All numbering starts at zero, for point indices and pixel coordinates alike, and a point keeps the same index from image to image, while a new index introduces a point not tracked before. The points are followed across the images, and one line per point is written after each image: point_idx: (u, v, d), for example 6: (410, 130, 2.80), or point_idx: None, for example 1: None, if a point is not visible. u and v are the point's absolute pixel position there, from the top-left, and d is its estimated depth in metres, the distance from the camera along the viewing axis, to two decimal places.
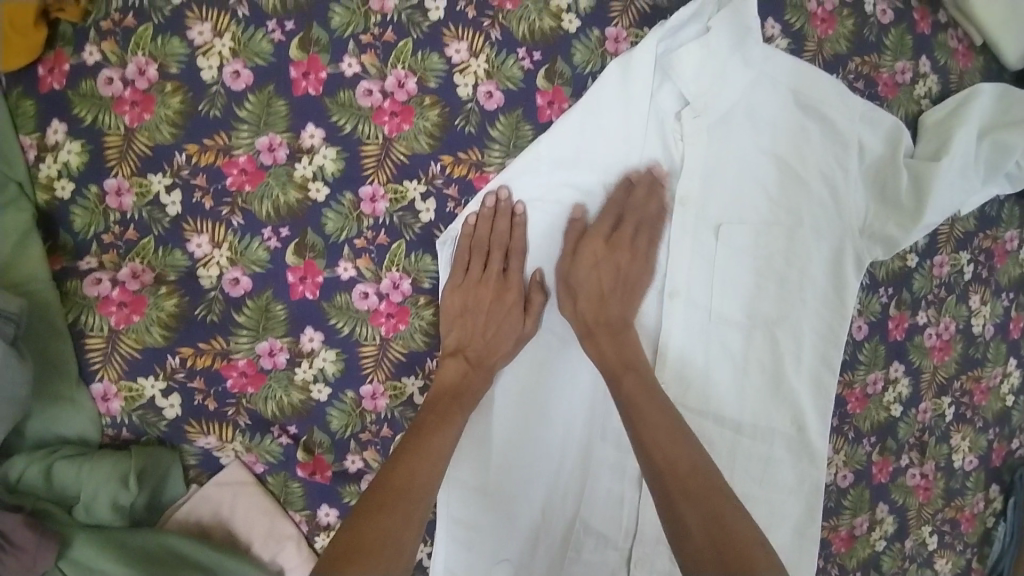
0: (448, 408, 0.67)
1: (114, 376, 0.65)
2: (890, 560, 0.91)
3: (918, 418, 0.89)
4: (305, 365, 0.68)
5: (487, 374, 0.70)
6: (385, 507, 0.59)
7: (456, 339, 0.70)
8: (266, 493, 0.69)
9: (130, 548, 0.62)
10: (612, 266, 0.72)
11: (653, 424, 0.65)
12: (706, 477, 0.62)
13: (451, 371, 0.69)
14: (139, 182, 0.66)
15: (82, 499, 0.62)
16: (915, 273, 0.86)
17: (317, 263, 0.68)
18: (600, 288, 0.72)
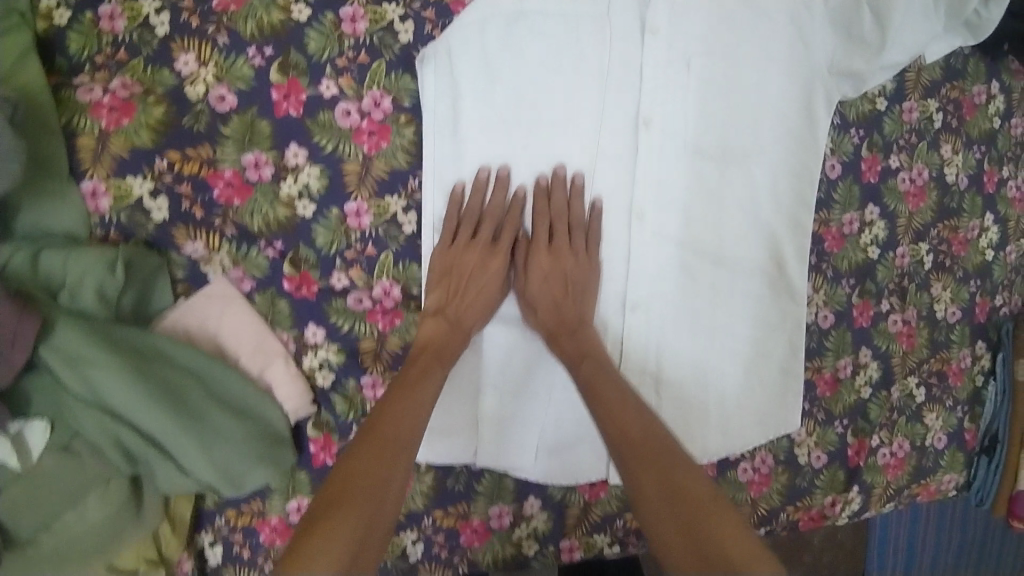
0: (424, 367, 0.69)
1: (104, 175, 0.67)
2: (877, 410, 0.93)
3: (896, 263, 0.91)
4: (289, 181, 0.71)
5: (465, 333, 0.72)
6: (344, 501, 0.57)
7: (435, 301, 0.72)
8: (253, 310, 0.71)
9: (114, 341, 0.63)
10: (559, 276, 0.74)
11: (626, 418, 0.67)
12: (671, 458, 0.63)
13: (430, 330, 0.71)
14: (130, 6, 0.69)
15: (69, 283, 0.63)
16: (884, 117, 0.88)
17: (300, 82, 0.71)
18: (550, 293, 0.74)
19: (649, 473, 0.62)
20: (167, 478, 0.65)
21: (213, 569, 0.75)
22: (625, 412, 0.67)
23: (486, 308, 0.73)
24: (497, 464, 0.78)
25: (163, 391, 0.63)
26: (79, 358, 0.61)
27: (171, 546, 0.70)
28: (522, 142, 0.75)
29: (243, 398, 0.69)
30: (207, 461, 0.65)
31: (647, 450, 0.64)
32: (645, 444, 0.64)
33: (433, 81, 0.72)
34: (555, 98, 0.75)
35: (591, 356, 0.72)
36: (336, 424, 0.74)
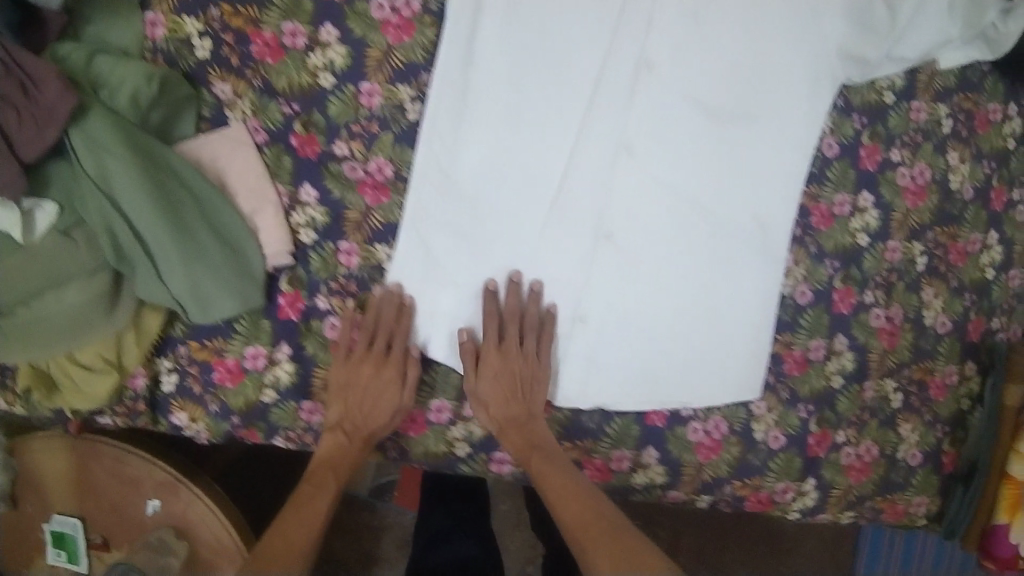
0: (322, 476, 0.78)
1: (165, 10, 0.78)
2: (847, 403, 0.90)
3: (886, 255, 0.90)
4: (318, 54, 0.79)
5: (362, 442, 0.79)
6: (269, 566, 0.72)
7: (339, 409, 0.78)
8: (260, 159, 0.79)
9: (134, 139, 0.71)
10: (508, 373, 0.78)
11: (557, 481, 0.77)
12: (601, 515, 0.76)
13: (330, 442, 0.78)
14: None
15: (110, 84, 0.73)
16: (891, 110, 0.90)
17: None
18: (501, 388, 0.78)
19: (599, 545, 0.75)
20: (146, 282, 0.73)
21: (162, 396, 0.80)
22: (559, 474, 0.77)
23: (385, 423, 0.78)
24: (447, 358, 0.80)
25: (160, 193, 0.71)
26: (101, 143, 0.69)
27: (131, 356, 0.76)
28: (532, 59, 0.80)
29: (228, 227, 0.75)
30: (183, 272, 0.72)
31: (585, 517, 0.76)
32: (586, 512, 0.76)
33: None
34: (570, 26, 0.80)
35: (536, 447, 0.78)
36: (307, 283, 0.79)
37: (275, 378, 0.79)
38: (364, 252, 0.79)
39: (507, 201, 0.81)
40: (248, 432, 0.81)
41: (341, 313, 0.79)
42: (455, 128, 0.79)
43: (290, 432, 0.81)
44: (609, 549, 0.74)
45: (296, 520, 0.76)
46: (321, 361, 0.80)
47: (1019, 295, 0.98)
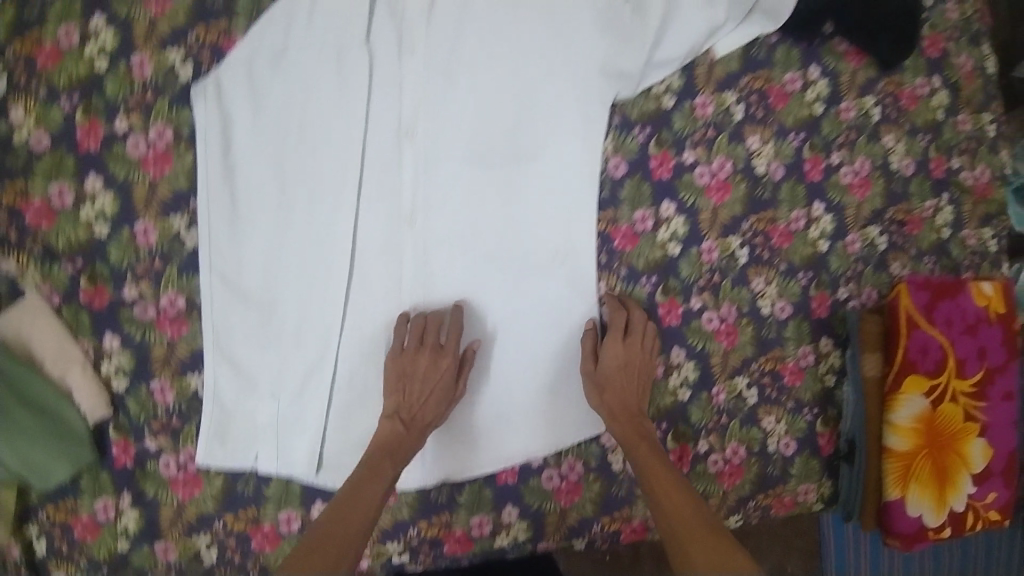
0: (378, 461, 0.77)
1: None
2: (700, 412, 0.90)
3: (702, 257, 0.89)
4: (88, 205, 0.80)
5: (420, 431, 0.80)
6: (340, 522, 0.74)
7: (422, 414, 0.80)
8: (58, 319, 0.81)
9: None
10: (630, 369, 0.85)
11: (648, 459, 0.80)
12: (683, 498, 0.77)
13: (387, 429, 0.79)
14: None
15: None
16: (673, 113, 0.88)
17: (98, 123, 0.80)
18: (621, 383, 0.84)
19: (684, 520, 0.75)
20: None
21: (40, 560, 0.82)
22: (653, 455, 0.80)
23: (443, 404, 0.80)
24: (277, 469, 0.82)
25: None
26: None
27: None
28: (293, 161, 0.79)
29: (40, 395, 0.77)
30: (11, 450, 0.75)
31: (674, 498, 0.77)
32: (661, 487, 0.78)
33: (205, 110, 0.78)
34: (323, 117, 0.79)
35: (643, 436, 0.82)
36: (132, 429, 0.82)
37: (124, 526, 0.82)
38: (177, 384, 0.82)
39: (305, 305, 0.81)
40: None
41: (172, 451, 0.82)
42: (232, 244, 0.79)
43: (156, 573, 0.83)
44: (700, 535, 0.73)
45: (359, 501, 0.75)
46: (164, 500, 0.83)
47: (863, 259, 0.96)
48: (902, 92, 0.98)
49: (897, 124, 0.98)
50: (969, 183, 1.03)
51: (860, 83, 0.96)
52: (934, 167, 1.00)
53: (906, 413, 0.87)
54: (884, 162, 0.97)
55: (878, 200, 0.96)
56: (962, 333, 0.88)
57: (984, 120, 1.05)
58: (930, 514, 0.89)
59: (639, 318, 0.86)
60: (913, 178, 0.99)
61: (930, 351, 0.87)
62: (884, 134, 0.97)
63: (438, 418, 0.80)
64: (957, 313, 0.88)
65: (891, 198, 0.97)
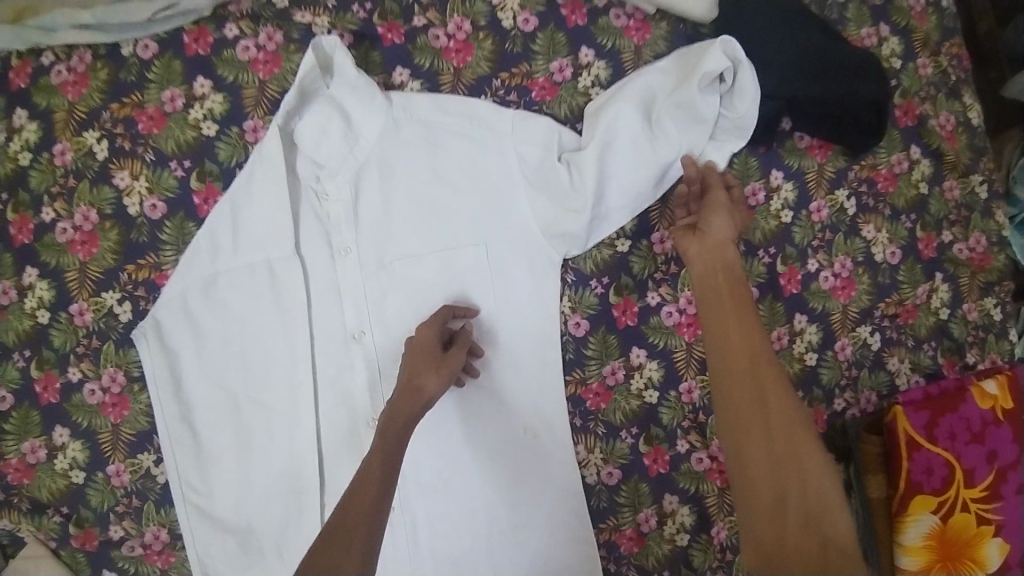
0: (397, 428, 0.71)
1: None
2: (701, 556, 0.86)
3: (683, 399, 0.86)
4: (61, 456, 0.81)
5: (425, 398, 0.73)
6: (350, 529, 0.63)
7: (418, 380, 0.74)
8: (60, 564, 0.82)
9: None
10: (720, 263, 0.74)
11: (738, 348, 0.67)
12: (781, 411, 0.64)
13: (399, 401, 0.72)
14: None
15: None
16: (630, 257, 0.86)
17: (53, 374, 0.81)
18: (716, 275, 0.73)
19: (772, 428, 0.64)
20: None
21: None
22: (742, 334, 0.67)
23: (448, 379, 0.75)
24: None
25: None
26: None
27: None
28: (250, 381, 0.81)
29: None
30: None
31: (746, 408, 0.65)
32: (752, 388, 0.65)
33: (148, 351, 0.80)
34: (268, 333, 0.81)
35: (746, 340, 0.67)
36: None
37: None
38: None
39: (282, 513, 0.82)
40: None
41: None
42: (201, 473, 0.81)
43: None
44: (776, 466, 0.63)
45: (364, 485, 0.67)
46: None
47: (857, 363, 0.91)
48: (878, 174, 0.92)
49: (876, 211, 0.92)
50: (964, 255, 0.96)
51: (829, 176, 0.91)
52: (923, 248, 0.94)
53: (915, 534, 0.83)
54: (867, 256, 0.92)
55: (865, 297, 0.91)
56: (968, 443, 0.83)
57: (975, 181, 0.97)
58: None
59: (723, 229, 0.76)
60: (901, 265, 0.93)
61: (934, 470, 0.82)
62: (863, 226, 0.91)
63: (438, 386, 0.73)
64: (960, 425, 0.82)
65: (878, 292, 0.92)
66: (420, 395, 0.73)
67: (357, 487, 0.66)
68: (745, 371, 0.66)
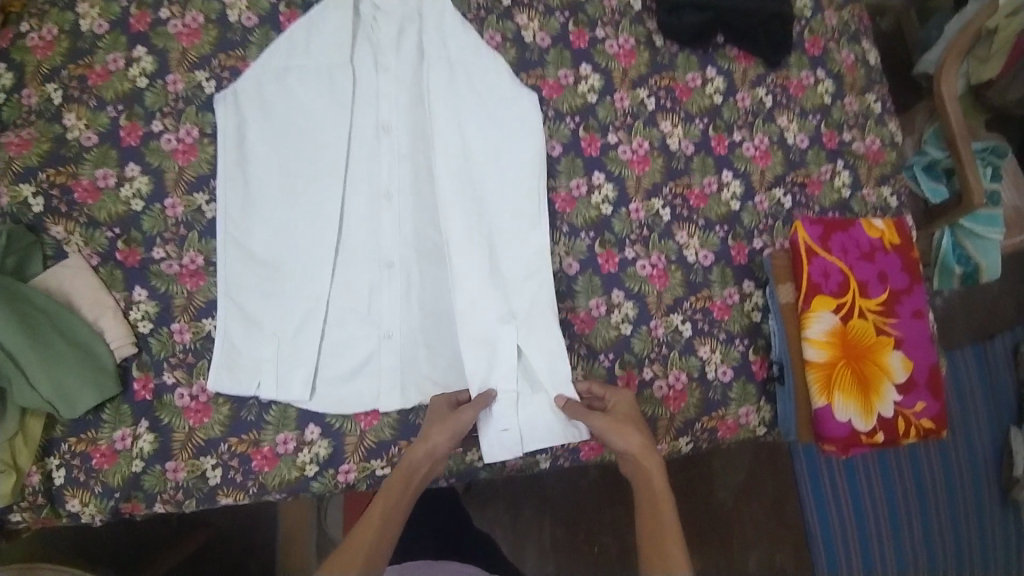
0: (401, 483, 0.87)
1: (4, 181, 0.98)
2: (641, 344, 1.04)
3: (631, 216, 1.07)
4: (126, 186, 1.00)
5: (431, 448, 0.90)
6: (359, 542, 0.81)
7: (428, 432, 0.91)
8: (97, 276, 0.97)
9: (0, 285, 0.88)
10: (638, 469, 0.89)
11: (647, 498, 0.88)
12: (655, 491, 0.87)
13: (414, 457, 0.89)
14: (41, 89, 1.02)
15: None
16: (596, 106, 1.11)
17: (138, 125, 1.02)
18: (642, 476, 0.89)
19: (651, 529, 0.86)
20: (18, 392, 0.87)
21: (57, 489, 0.92)
22: (650, 481, 0.88)
23: (454, 436, 0.91)
24: (277, 396, 0.94)
25: (22, 320, 0.87)
26: None
27: (23, 457, 0.89)
28: (297, 153, 1.02)
29: (80, 336, 0.92)
30: (48, 378, 0.88)
31: (653, 500, 0.87)
32: (654, 518, 0.87)
33: (224, 113, 1.01)
34: (316, 121, 1.03)
35: (655, 501, 0.87)
36: (152, 365, 0.96)
37: (139, 449, 0.93)
38: (194, 326, 0.97)
39: (302, 260, 0.99)
40: (131, 505, 0.93)
41: (186, 383, 0.95)
42: (244, 217, 0.99)
43: (164, 495, 0.93)
44: (660, 542, 0.85)
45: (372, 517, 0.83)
46: (177, 426, 0.94)
47: (772, 215, 1.13)
48: (790, 83, 1.20)
49: (788, 107, 1.19)
50: (861, 151, 1.21)
51: (751, 78, 1.18)
52: (827, 140, 1.20)
53: (818, 329, 0.99)
54: (780, 138, 1.17)
55: (779, 167, 1.15)
56: (859, 259, 1.02)
57: (869, 100, 1.24)
58: (859, 419, 0.99)
59: (629, 407, 0.95)
60: (809, 150, 1.18)
61: (830, 274, 1.01)
62: (778, 116, 1.18)
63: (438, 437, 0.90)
64: (851, 242, 1.02)
65: (790, 165, 1.16)
66: (426, 443, 0.89)
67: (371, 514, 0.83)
68: (648, 497, 0.88)
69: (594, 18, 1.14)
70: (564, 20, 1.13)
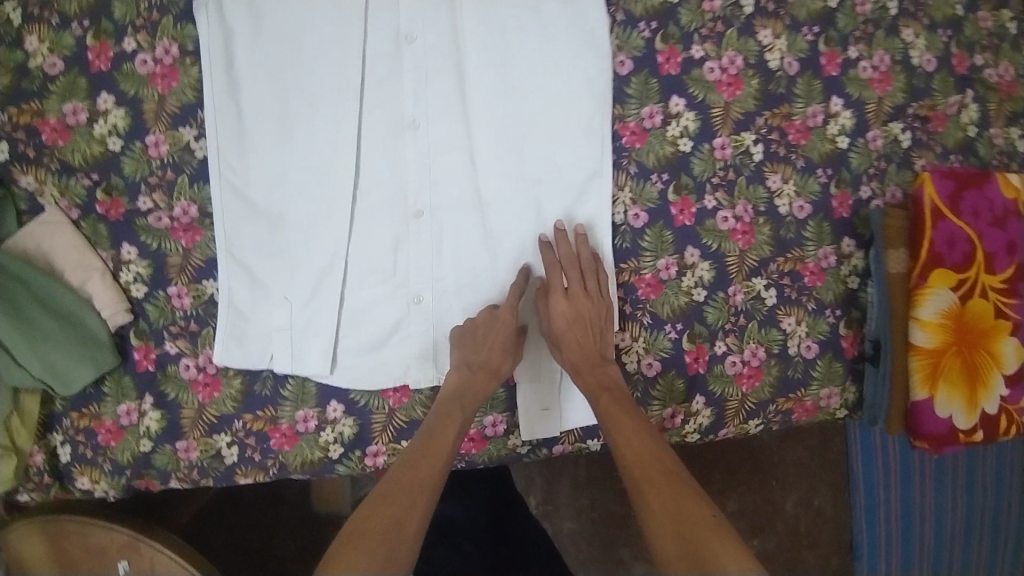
0: (448, 415, 0.77)
1: None
2: (715, 313, 0.89)
3: (715, 154, 0.89)
4: (101, 122, 0.82)
5: (492, 378, 0.80)
6: (391, 496, 0.65)
7: (486, 354, 0.80)
8: (79, 233, 0.83)
9: None
10: (586, 341, 0.80)
11: (617, 411, 0.74)
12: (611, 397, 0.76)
13: (463, 380, 0.79)
14: None
15: None
16: (679, 8, 0.89)
17: (108, 43, 0.82)
18: (581, 351, 0.80)
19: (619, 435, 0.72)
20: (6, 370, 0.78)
21: (64, 466, 0.85)
22: (594, 372, 0.79)
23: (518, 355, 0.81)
24: (293, 369, 0.83)
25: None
26: None
27: (23, 437, 0.81)
28: (300, 76, 0.83)
29: (66, 306, 0.80)
30: (34, 356, 0.77)
31: (614, 409, 0.74)
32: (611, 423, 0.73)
33: (206, 26, 0.82)
34: (319, 33, 0.82)
35: (608, 393, 0.77)
36: (152, 334, 0.84)
37: (147, 427, 0.84)
38: (193, 290, 0.83)
39: (312, 210, 0.83)
40: (145, 482, 0.85)
41: (191, 354, 0.84)
42: (242, 158, 0.83)
43: (179, 473, 0.84)
44: (637, 456, 0.69)
45: (418, 470, 0.69)
46: (184, 402, 0.84)
47: (885, 156, 0.93)
48: None
49: (915, 17, 0.95)
50: (993, 80, 0.98)
51: None
52: (956, 64, 0.96)
53: (931, 309, 0.84)
54: (904, 57, 0.94)
55: (900, 94, 0.93)
56: (990, 227, 0.85)
57: (1006, 16, 0.99)
58: (960, 416, 0.87)
59: (584, 284, 0.82)
60: (936, 74, 0.95)
61: (956, 244, 0.84)
62: (902, 29, 0.94)
63: (504, 365, 0.80)
64: (983, 204, 0.84)
65: (913, 93, 0.94)
66: (492, 372, 0.80)
67: (417, 450, 0.71)
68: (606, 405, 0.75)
69: None
70: None
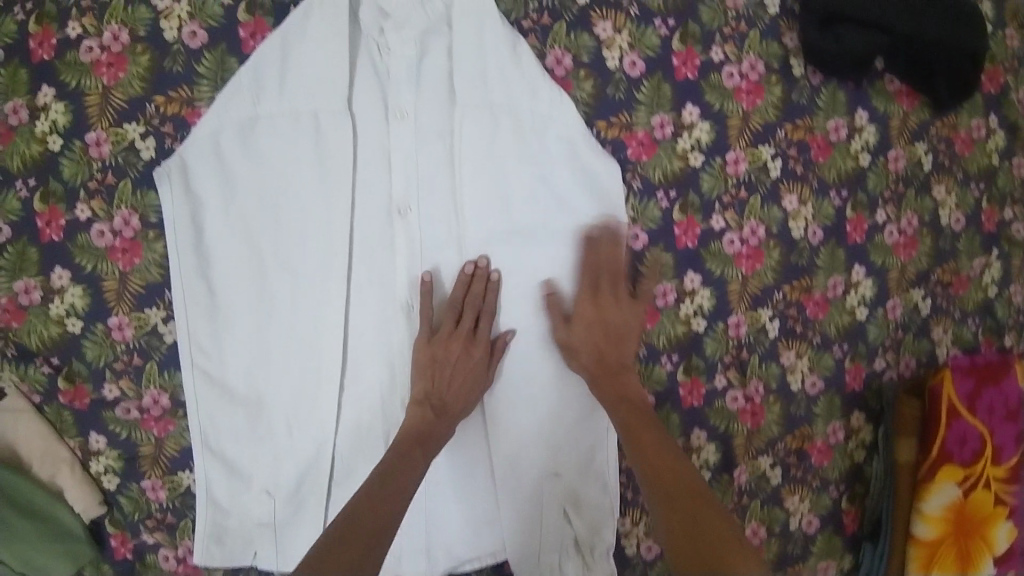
0: (411, 447, 0.71)
1: None
2: (719, 495, 0.84)
3: (728, 333, 0.81)
4: (58, 301, 0.74)
5: (451, 419, 0.74)
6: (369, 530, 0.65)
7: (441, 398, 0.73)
8: (43, 420, 0.76)
9: None
10: (601, 332, 0.75)
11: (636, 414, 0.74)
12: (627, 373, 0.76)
13: (416, 417, 0.72)
14: None
15: None
16: (700, 173, 0.77)
17: (59, 208, 0.73)
18: (594, 343, 0.75)
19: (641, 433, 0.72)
20: None
21: None
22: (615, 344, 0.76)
23: (474, 388, 0.74)
24: (278, 568, 0.77)
25: None
26: None
27: None
28: (277, 252, 0.72)
29: (30, 501, 0.74)
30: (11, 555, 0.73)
31: (637, 423, 0.73)
32: (639, 434, 0.72)
33: (170, 192, 0.71)
34: (297, 202, 0.71)
35: (628, 401, 0.74)
36: (126, 525, 0.78)
37: None
38: (168, 483, 0.77)
39: (295, 399, 0.74)
40: None
41: (169, 545, 0.78)
42: (215, 341, 0.74)
43: None
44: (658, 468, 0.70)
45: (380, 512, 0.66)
46: None
47: (904, 325, 0.87)
48: (958, 135, 0.86)
49: (950, 172, 0.86)
50: (1021, 236, 0.91)
51: (912, 127, 0.83)
52: (985, 220, 0.89)
53: (936, 503, 0.83)
54: (933, 218, 0.86)
55: (924, 259, 0.86)
56: (1003, 420, 0.82)
57: None
58: None
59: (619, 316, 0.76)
60: (962, 235, 0.87)
61: (967, 441, 0.82)
62: (934, 185, 0.85)
63: (470, 404, 0.74)
64: (1000, 400, 0.82)
65: (938, 257, 0.87)
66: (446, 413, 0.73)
67: (375, 481, 0.68)
68: (633, 414, 0.74)
69: (708, 31, 0.76)
70: (666, 33, 0.75)
